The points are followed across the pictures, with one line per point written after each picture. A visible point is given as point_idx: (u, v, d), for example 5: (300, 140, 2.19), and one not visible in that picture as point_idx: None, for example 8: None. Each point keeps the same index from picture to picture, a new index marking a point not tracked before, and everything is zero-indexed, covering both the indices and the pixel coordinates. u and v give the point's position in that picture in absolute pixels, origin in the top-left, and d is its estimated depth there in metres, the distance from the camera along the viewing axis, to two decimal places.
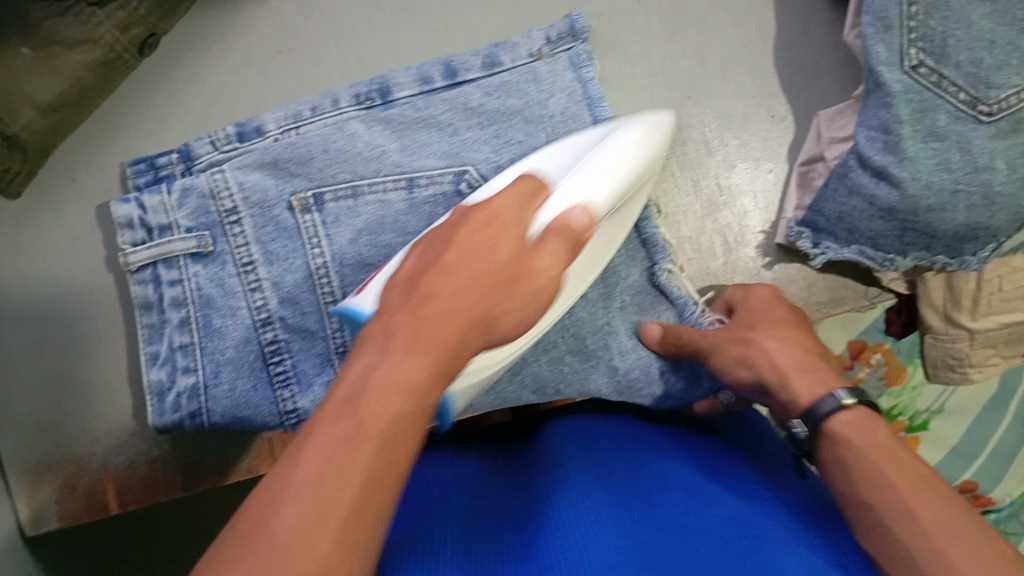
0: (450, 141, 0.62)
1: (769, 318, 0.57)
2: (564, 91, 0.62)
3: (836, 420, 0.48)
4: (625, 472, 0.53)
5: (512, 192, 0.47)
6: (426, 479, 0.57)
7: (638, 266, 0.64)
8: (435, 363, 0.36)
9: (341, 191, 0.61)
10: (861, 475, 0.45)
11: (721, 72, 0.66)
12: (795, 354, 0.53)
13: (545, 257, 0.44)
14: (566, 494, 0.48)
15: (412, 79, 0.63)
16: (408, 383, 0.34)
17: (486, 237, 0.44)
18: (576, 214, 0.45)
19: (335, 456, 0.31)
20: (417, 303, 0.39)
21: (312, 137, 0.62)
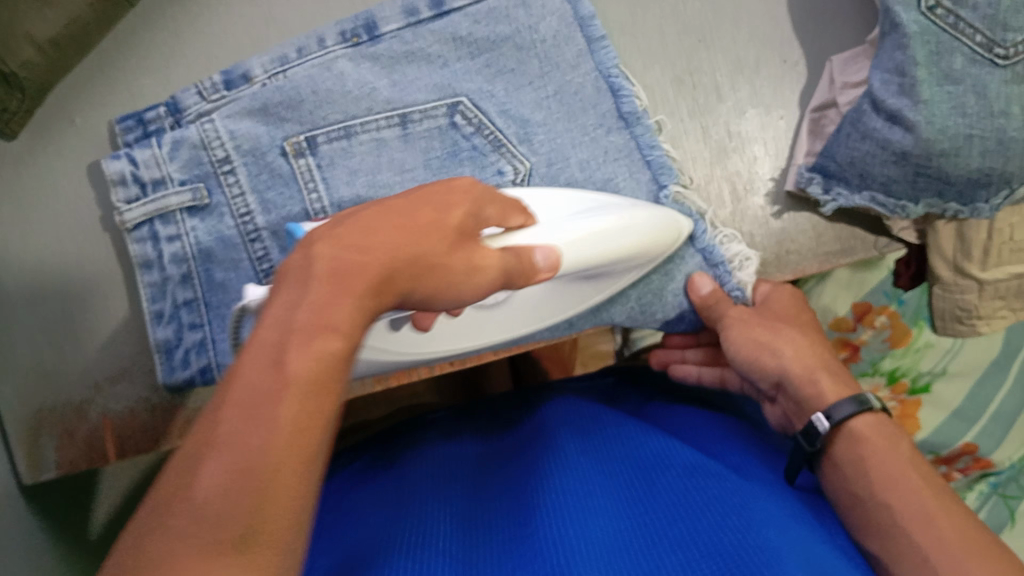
0: (441, 74, 0.62)
1: (793, 317, 0.58)
2: (554, 15, 0.62)
3: (855, 423, 0.50)
4: (624, 446, 0.54)
5: (488, 194, 0.43)
6: (426, 460, 0.58)
7: (643, 189, 0.63)
8: (358, 304, 0.32)
9: (333, 132, 0.60)
10: (875, 474, 0.47)
11: (734, 16, 0.65)
12: (821, 354, 0.55)
13: (488, 253, 0.40)
14: (566, 472, 0.50)
15: (397, 12, 0.62)
16: (333, 326, 0.30)
17: (440, 202, 0.39)
18: (540, 262, 0.44)
19: (263, 409, 0.28)
20: (353, 231, 0.35)
21: (300, 79, 0.60)
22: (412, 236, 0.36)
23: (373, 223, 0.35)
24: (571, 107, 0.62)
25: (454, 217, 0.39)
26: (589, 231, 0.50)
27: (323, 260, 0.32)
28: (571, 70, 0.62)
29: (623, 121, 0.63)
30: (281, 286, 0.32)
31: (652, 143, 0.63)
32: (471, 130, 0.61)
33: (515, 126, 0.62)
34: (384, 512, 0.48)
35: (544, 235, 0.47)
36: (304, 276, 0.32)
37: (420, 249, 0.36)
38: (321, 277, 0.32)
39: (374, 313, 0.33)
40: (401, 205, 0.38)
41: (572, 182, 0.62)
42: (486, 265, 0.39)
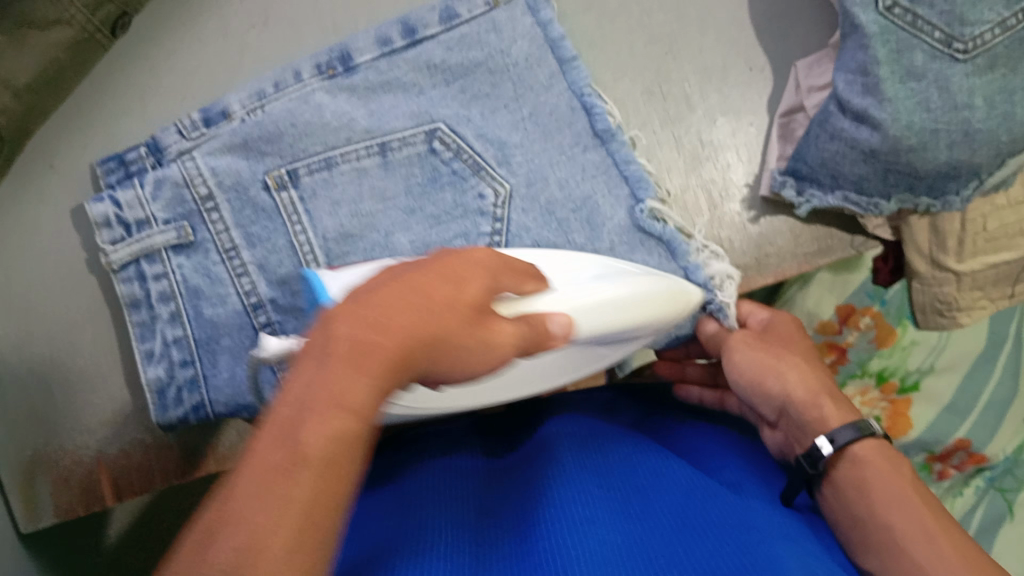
0: (417, 101, 0.63)
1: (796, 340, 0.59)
2: (525, 38, 0.63)
3: (856, 447, 0.50)
4: (622, 461, 0.55)
5: (500, 262, 0.41)
6: (422, 473, 0.58)
7: (623, 205, 0.63)
8: (377, 380, 0.31)
9: (314, 163, 0.61)
10: (877, 494, 0.48)
11: (699, 26, 0.67)
12: (825, 381, 0.55)
13: (509, 325, 0.37)
14: (562, 487, 0.50)
15: (372, 42, 0.63)
16: (346, 406, 0.30)
17: (450, 274, 0.36)
18: (556, 329, 0.41)
19: (274, 500, 0.29)
20: (366, 300, 0.33)
21: (278, 114, 0.61)
22: (425, 315, 0.33)
23: (385, 293, 0.34)
24: (546, 127, 0.63)
25: (472, 291, 0.36)
26: (603, 298, 0.49)
27: (339, 334, 0.32)
28: (545, 91, 0.63)
29: (598, 139, 0.63)
30: (303, 363, 0.32)
31: (628, 159, 0.63)
32: (450, 155, 0.62)
33: (493, 149, 0.63)
34: (377, 526, 0.49)
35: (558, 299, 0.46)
36: (321, 355, 0.31)
37: (435, 328, 0.34)
38: (343, 358, 0.31)
39: (391, 391, 0.32)
40: (419, 274, 0.35)
41: (553, 202, 0.63)
42: (505, 338, 0.37)
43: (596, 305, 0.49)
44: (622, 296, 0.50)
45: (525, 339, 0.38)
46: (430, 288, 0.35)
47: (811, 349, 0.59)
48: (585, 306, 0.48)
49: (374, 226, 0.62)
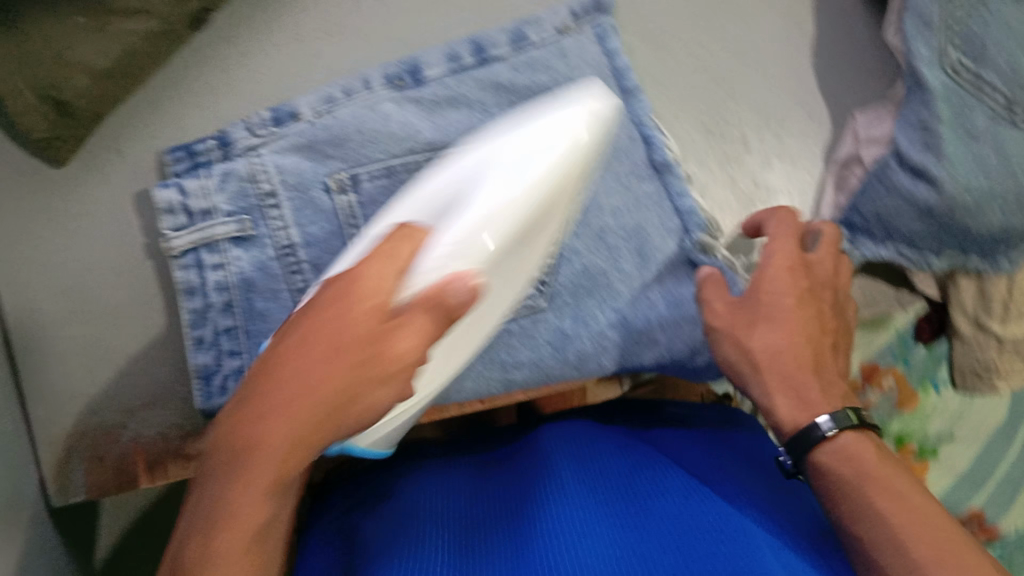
0: (481, 119, 0.64)
1: (776, 302, 0.55)
2: (591, 66, 0.64)
3: (820, 450, 0.50)
4: (620, 464, 0.57)
5: (386, 259, 0.42)
6: (423, 487, 0.60)
7: (672, 235, 0.63)
8: (263, 483, 0.38)
9: (376, 170, 0.62)
10: (852, 499, 0.47)
11: (762, 71, 0.67)
12: (788, 365, 0.53)
13: (408, 339, 0.41)
14: (559, 502, 0.51)
15: (441, 58, 0.64)
16: (235, 521, 0.38)
17: (337, 306, 0.40)
18: (463, 293, 0.42)
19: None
20: (250, 405, 0.38)
21: (346, 119, 0.63)
22: (317, 390, 0.38)
23: (271, 384, 0.39)
24: (606, 155, 0.64)
25: (363, 328, 0.40)
26: (486, 238, 0.50)
27: (226, 456, 0.38)
28: None
29: (654, 171, 0.64)
30: (206, 486, 0.39)
31: (682, 192, 0.63)
32: None
33: None
34: (381, 535, 0.51)
35: (450, 257, 0.48)
36: (216, 475, 0.38)
37: (324, 406, 0.39)
38: (248, 482, 0.38)
39: (291, 472, 0.39)
40: (300, 342, 0.39)
41: (606, 229, 0.62)
42: (405, 353, 0.41)
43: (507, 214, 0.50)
44: (508, 218, 0.51)
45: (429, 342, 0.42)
46: (316, 351, 0.39)
47: (795, 299, 0.55)
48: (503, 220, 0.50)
49: None
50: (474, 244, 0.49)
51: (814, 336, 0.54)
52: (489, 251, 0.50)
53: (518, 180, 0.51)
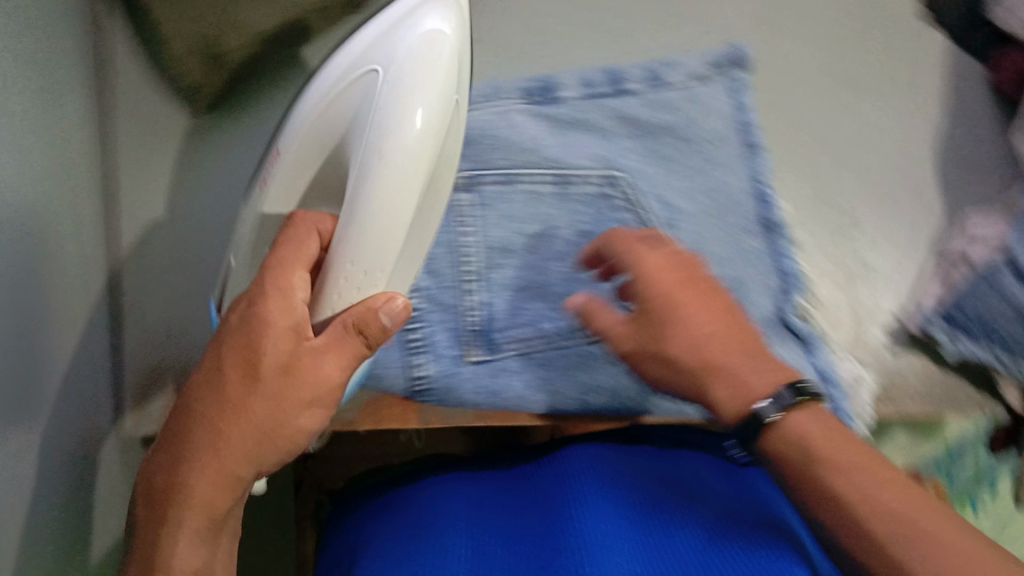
0: (604, 146, 0.65)
1: (665, 297, 0.53)
2: (720, 116, 0.65)
3: (771, 436, 0.49)
4: (654, 491, 0.56)
5: (287, 289, 0.47)
6: (447, 492, 0.61)
7: (771, 295, 0.63)
8: (197, 496, 0.46)
9: (497, 177, 0.64)
10: (819, 479, 0.47)
11: (882, 153, 0.68)
12: (707, 355, 0.52)
13: (328, 366, 0.47)
14: (584, 522, 0.52)
15: (578, 82, 0.66)
16: (179, 526, 0.47)
17: (248, 354, 0.46)
18: (384, 321, 0.47)
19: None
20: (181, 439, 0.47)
21: (478, 121, 0.65)
22: (234, 422, 0.46)
23: (193, 422, 0.47)
24: (719, 204, 0.65)
25: (271, 360, 0.46)
26: (417, 111, 0.45)
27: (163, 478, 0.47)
28: (725, 171, 0.65)
29: (765, 228, 0.64)
30: (149, 538, 0.47)
31: (788, 253, 0.64)
32: (622, 204, 0.65)
33: (662, 210, 0.65)
34: (397, 553, 0.52)
35: (387, 184, 0.46)
36: (160, 495, 0.47)
37: (245, 429, 0.46)
38: (184, 528, 0.47)
39: (222, 486, 0.47)
40: (212, 381, 0.47)
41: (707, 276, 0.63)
42: (327, 377, 0.47)
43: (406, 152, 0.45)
44: (423, 92, 0.45)
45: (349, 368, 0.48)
46: (226, 387, 0.46)
47: (680, 280, 0.54)
48: (407, 163, 0.46)
49: (535, 249, 0.64)
50: (410, 130, 0.45)
51: (724, 319, 0.53)
52: (424, 128, 0.45)
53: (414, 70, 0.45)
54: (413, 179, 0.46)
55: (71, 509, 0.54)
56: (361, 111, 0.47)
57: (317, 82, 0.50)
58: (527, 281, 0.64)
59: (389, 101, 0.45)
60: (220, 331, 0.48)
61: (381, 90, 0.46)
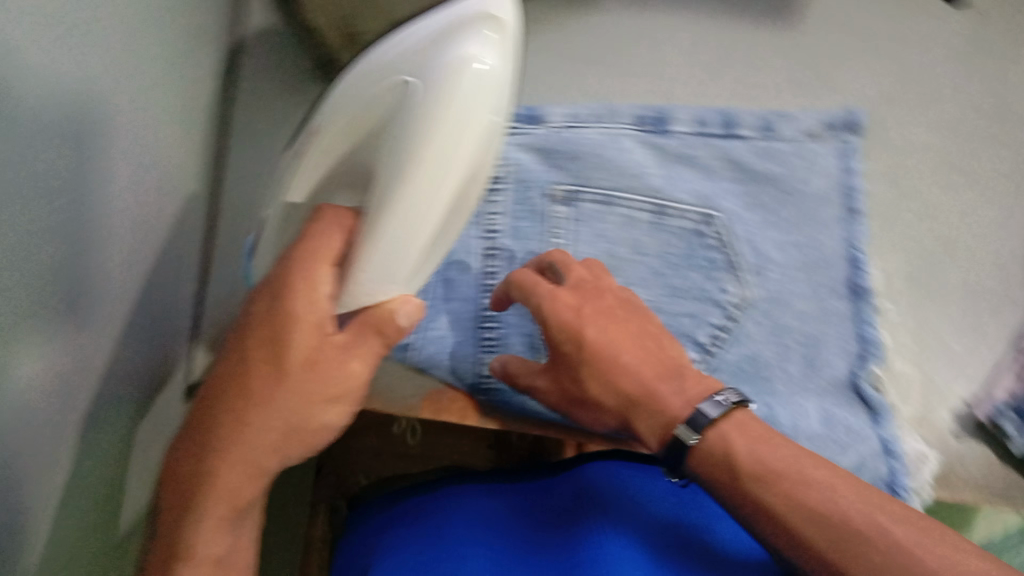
0: (706, 184, 0.67)
1: (579, 337, 0.55)
2: (826, 176, 0.67)
3: (692, 457, 0.50)
4: (664, 521, 0.57)
5: (306, 288, 0.43)
6: (463, 512, 0.61)
7: (847, 360, 0.64)
8: (222, 486, 0.45)
9: (597, 196, 0.66)
10: (778, 495, 0.47)
11: (977, 238, 0.68)
12: (629, 390, 0.53)
13: (357, 367, 0.46)
14: (598, 547, 0.52)
15: (692, 119, 0.68)
16: (204, 516, 0.46)
17: (275, 352, 0.44)
18: (398, 319, 0.45)
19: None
20: (210, 427, 0.46)
21: (588, 139, 0.67)
22: (261, 416, 0.45)
23: (223, 412, 0.45)
24: (811, 262, 0.65)
25: (297, 361, 0.44)
26: (474, 112, 0.40)
27: (192, 466, 0.46)
28: (821, 229, 0.66)
29: (852, 293, 0.65)
30: (174, 521, 0.47)
31: (871, 321, 0.64)
32: (713, 244, 0.65)
33: (752, 255, 0.65)
34: (405, 570, 0.53)
35: (422, 189, 0.41)
36: (187, 483, 0.46)
37: (272, 421, 0.45)
38: (208, 517, 0.46)
39: (251, 472, 0.46)
40: (242, 371, 0.45)
41: (785, 327, 0.64)
42: (353, 375, 0.46)
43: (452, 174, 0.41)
44: (484, 93, 0.40)
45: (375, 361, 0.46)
46: (254, 381, 0.44)
47: (575, 306, 0.55)
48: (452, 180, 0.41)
49: (620, 271, 0.64)
50: (463, 135, 0.40)
51: (643, 350, 0.55)
52: (468, 153, 0.41)
53: (466, 70, 0.40)
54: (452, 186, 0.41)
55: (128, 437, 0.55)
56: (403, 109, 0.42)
57: (357, 75, 0.46)
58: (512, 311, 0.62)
59: (440, 95, 0.40)
60: (244, 321, 0.46)
61: (429, 84, 0.41)
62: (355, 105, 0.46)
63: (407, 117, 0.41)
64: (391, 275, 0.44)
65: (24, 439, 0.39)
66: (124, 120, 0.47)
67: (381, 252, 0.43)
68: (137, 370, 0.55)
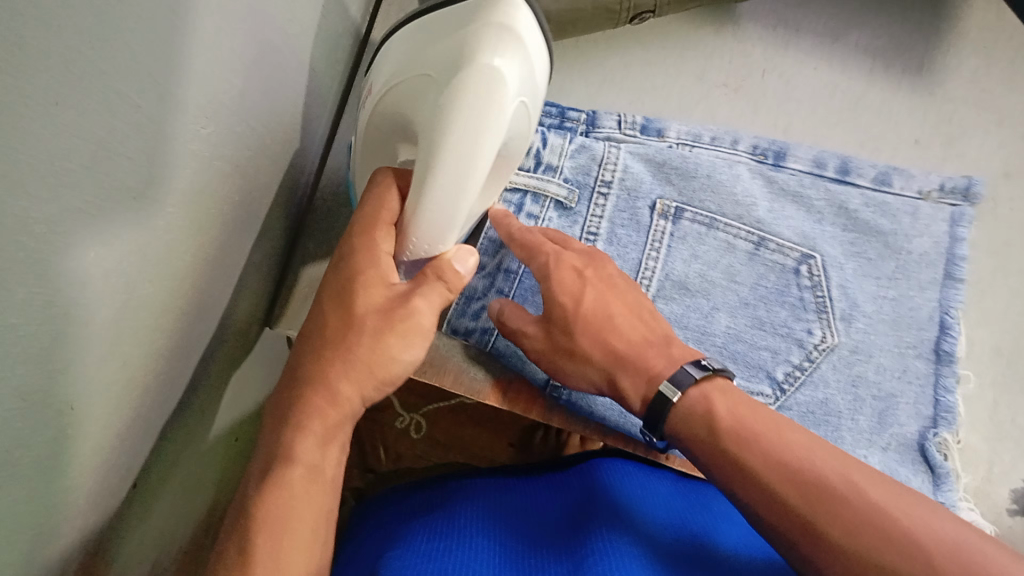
0: (811, 225, 0.67)
1: (577, 294, 0.57)
2: (932, 238, 0.67)
3: (672, 415, 0.52)
4: (676, 526, 0.53)
5: (368, 227, 0.45)
6: (469, 495, 0.59)
7: (918, 422, 0.65)
8: (308, 407, 0.42)
9: (700, 217, 0.66)
10: (754, 458, 0.47)
11: None
12: (617, 347, 0.56)
13: (426, 309, 0.44)
14: (603, 531, 0.49)
15: (809, 158, 0.68)
16: (291, 438, 0.42)
17: (345, 294, 0.44)
18: (454, 267, 0.45)
19: (288, 524, 0.40)
20: (298, 364, 0.44)
21: (703, 160, 0.67)
22: (344, 343, 0.43)
23: (308, 349, 0.45)
24: (899, 319, 0.66)
25: (374, 293, 0.44)
26: (503, 102, 0.41)
27: (282, 400, 0.44)
28: (918, 290, 0.67)
29: (935, 356, 0.66)
30: (267, 458, 0.42)
31: (949, 388, 0.65)
32: (807, 284, 0.66)
33: (844, 302, 0.66)
34: (424, 548, 0.48)
35: (457, 165, 0.42)
36: (278, 418, 0.43)
37: (351, 348, 0.43)
38: (299, 435, 0.42)
39: (336, 404, 0.43)
40: (326, 310, 0.45)
41: (862, 377, 0.65)
42: (421, 314, 0.44)
43: (479, 155, 0.41)
44: (509, 82, 0.41)
45: (439, 311, 0.45)
46: (340, 314, 0.44)
47: (579, 266, 0.58)
48: (479, 158, 0.42)
49: (708, 294, 0.65)
50: (487, 125, 0.41)
51: (634, 314, 0.58)
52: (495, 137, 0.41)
53: (489, 63, 0.40)
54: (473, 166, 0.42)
55: (223, 368, 0.56)
56: (427, 92, 0.43)
57: (394, 48, 0.48)
58: (530, 284, 0.66)
59: (463, 99, 0.40)
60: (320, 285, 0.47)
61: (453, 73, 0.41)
62: (389, 91, 0.46)
63: (434, 98, 0.42)
64: (438, 240, 0.45)
65: (133, 351, 0.39)
66: (269, 62, 0.49)
67: (424, 224, 0.44)
68: (244, 301, 0.57)
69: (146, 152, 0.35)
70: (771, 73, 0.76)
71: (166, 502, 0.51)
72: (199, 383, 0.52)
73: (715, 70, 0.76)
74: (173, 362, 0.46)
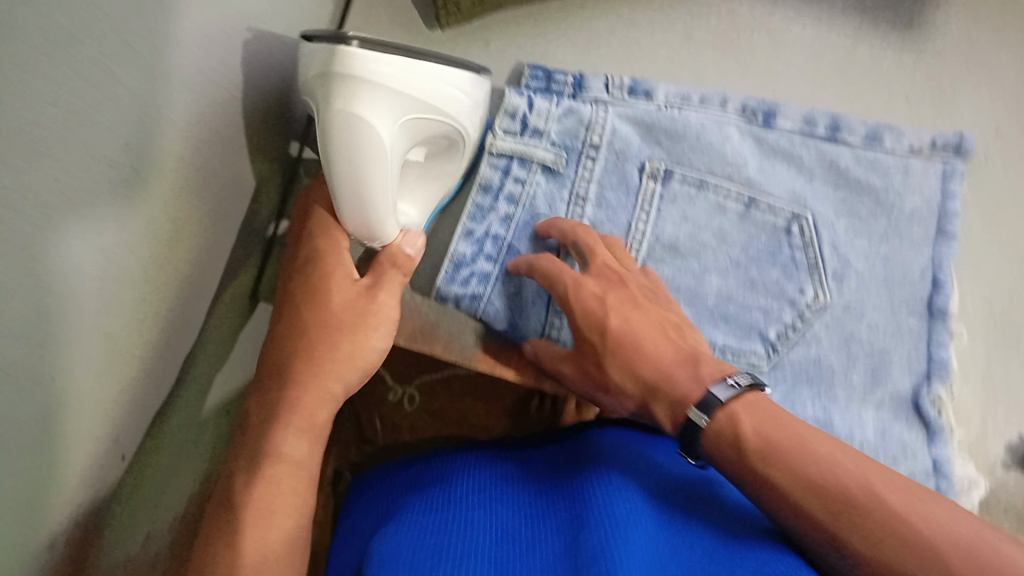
0: (801, 184, 0.66)
1: (603, 323, 0.56)
2: (923, 195, 0.67)
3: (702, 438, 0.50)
4: (664, 482, 0.54)
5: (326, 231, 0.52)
6: (466, 462, 0.60)
7: (911, 377, 0.65)
8: (290, 401, 0.47)
9: (690, 178, 0.65)
10: (778, 470, 0.46)
11: None
12: (648, 376, 0.54)
13: (388, 301, 0.51)
14: (602, 487, 0.50)
15: (799, 116, 0.67)
16: (276, 431, 0.46)
17: (314, 288, 0.51)
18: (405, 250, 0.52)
19: (272, 508, 0.44)
20: (277, 363, 0.49)
21: (692, 121, 0.66)
22: (321, 340, 0.49)
23: (286, 350, 0.49)
24: (891, 277, 0.66)
25: (341, 291, 0.51)
26: (361, 133, 0.45)
27: (264, 398, 0.48)
28: (910, 247, 0.66)
29: (927, 312, 0.66)
30: (250, 451, 0.46)
31: (942, 343, 0.65)
32: (798, 244, 0.65)
33: (836, 261, 0.65)
34: (425, 521, 0.48)
35: (348, 192, 0.46)
36: (261, 414, 0.48)
37: (327, 343, 0.49)
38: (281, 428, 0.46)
39: (316, 399, 0.48)
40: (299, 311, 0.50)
41: (854, 336, 0.65)
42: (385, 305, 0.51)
43: (360, 179, 0.46)
44: (360, 116, 0.44)
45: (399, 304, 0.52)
46: (313, 314, 0.50)
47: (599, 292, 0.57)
48: (361, 180, 0.46)
49: (698, 256, 0.65)
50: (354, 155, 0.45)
51: (663, 337, 0.56)
52: (369, 163, 0.45)
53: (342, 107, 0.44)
54: (362, 189, 0.46)
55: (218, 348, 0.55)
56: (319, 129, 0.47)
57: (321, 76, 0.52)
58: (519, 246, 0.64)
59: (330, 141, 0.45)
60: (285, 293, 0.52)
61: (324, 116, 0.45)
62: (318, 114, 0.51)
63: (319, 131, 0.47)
64: (377, 240, 0.50)
65: (120, 342, 0.39)
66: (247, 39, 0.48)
67: (355, 232, 0.49)
68: (234, 281, 0.57)
69: (124, 143, 0.34)
70: (760, 32, 0.75)
71: (168, 484, 0.51)
72: (193, 365, 0.52)
73: (703, 30, 0.75)
74: (164, 349, 0.45)
